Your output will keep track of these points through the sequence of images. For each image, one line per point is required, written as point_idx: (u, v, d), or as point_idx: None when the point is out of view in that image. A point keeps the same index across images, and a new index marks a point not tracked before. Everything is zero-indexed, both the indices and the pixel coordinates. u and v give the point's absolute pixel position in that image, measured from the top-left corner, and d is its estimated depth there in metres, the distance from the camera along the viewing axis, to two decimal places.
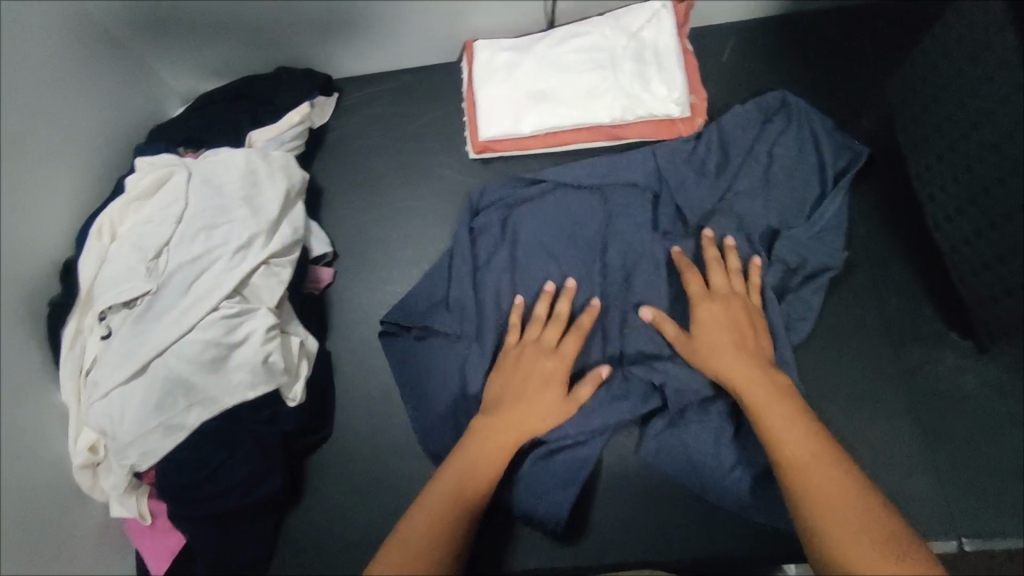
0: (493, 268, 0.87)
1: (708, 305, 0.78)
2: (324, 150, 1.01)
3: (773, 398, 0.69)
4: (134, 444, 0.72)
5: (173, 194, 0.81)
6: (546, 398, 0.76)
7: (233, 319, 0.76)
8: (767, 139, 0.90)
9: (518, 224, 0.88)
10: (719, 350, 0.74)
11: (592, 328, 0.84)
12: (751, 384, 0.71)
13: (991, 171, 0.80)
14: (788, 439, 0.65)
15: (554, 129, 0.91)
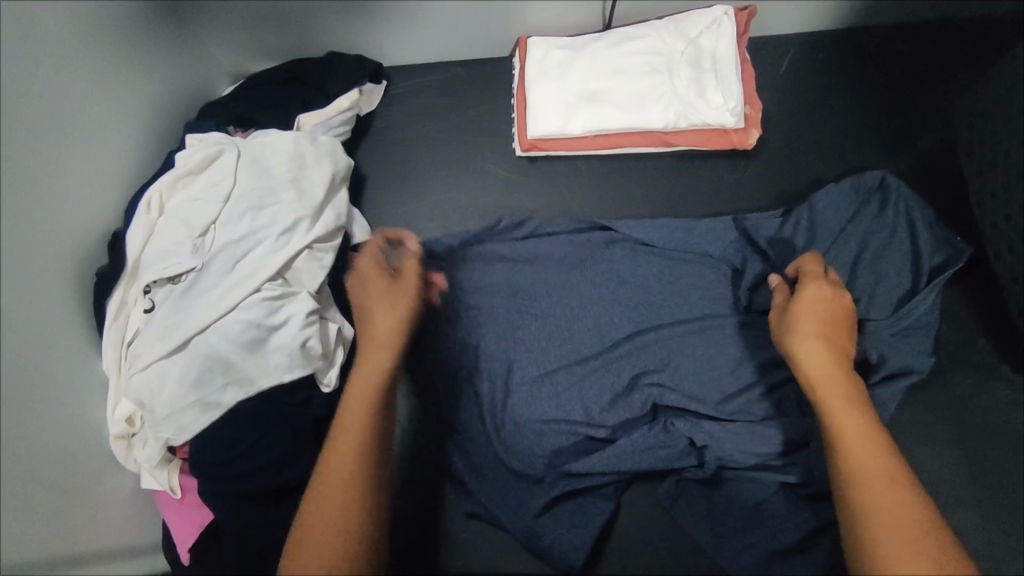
0: (548, 310, 0.87)
1: (815, 290, 0.70)
2: (369, 137, 1.01)
3: (853, 402, 0.62)
4: (170, 418, 0.73)
5: (222, 173, 0.81)
6: (395, 288, 0.74)
7: (275, 301, 0.76)
8: (846, 195, 0.86)
9: (579, 268, 0.88)
10: (813, 332, 0.67)
11: (645, 387, 0.82)
12: (834, 378, 0.64)
13: None
14: (864, 469, 0.58)
15: (603, 132, 0.90)
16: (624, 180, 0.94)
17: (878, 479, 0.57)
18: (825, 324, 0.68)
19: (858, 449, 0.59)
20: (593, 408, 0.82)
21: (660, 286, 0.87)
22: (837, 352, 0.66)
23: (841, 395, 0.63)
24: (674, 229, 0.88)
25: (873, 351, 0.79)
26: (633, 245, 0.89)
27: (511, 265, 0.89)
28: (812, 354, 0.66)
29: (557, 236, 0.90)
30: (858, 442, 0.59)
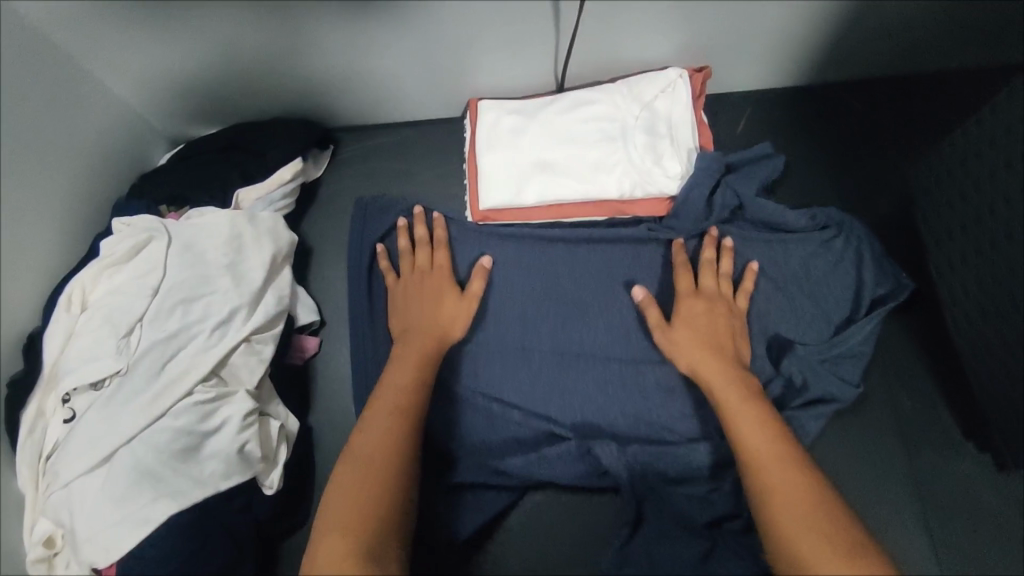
0: (503, 343, 0.86)
1: (692, 302, 0.79)
2: (315, 205, 0.96)
3: (728, 383, 0.71)
4: (92, 540, 0.67)
5: (150, 262, 0.76)
6: (455, 306, 0.82)
7: (207, 405, 0.71)
8: (811, 249, 0.85)
9: (540, 328, 0.87)
10: (697, 343, 0.75)
11: (577, 398, 0.84)
12: (718, 373, 0.72)
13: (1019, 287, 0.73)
14: (750, 439, 0.65)
15: (558, 202, 0.87)
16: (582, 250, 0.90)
17: (770, 456, 0.63)
18: (706, 339, 0.75)
19: (748, 428, 0.66)
20: (521, 431, 0.83)
21: (615, 325, 0.86)
22: (722, 359, 0.74)
23: (732, 393, 0.70)
24: (624, 265, 0.88)
25: (797, 375, 0.80)
26: (581, 278, 0.88)
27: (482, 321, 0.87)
28: (707, 367, 0.73)
29: (505, 263, 0.89)
30: (751, 425, 0.66)
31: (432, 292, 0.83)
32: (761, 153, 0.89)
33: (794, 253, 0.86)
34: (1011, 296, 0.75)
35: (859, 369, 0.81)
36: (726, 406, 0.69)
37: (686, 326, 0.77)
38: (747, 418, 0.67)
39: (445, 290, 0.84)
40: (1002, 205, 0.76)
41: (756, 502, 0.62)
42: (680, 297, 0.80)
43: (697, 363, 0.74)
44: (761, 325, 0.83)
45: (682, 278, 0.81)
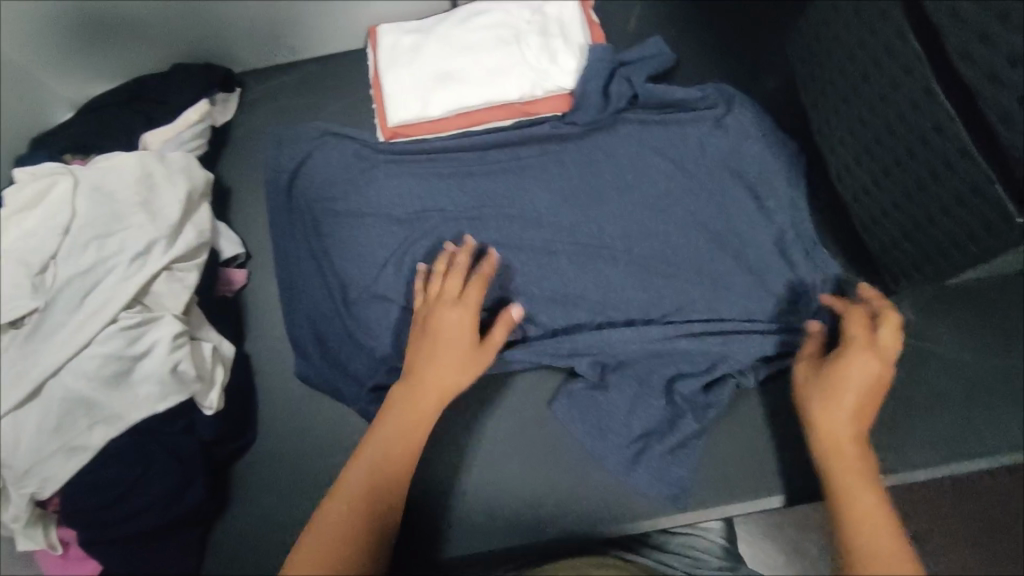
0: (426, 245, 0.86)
1: (865, 352, 0.65)
2: (228, 147, 0.97)
3: (868, 465, 0.59)
4: (32, 472, 0.67)
5: (59, 203, 0.75)
6: (476, 354, 0.71)
7: (135, 330, 0.72)
8: (708, 128, 0.90)
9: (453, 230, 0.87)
10: (847, 406, 0.62)
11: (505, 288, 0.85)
12: (860, 455, 0.59)
13: (880, 121, 0.78)
14: (867, 531, 0.53)
15: (463, 110, 0.90)
16: (493, 154, 0.90)
17: (875, 531, 0.53)
18: (857, 400, 0.62)
19: (869, 518, 0.54)
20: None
21: (531, 214, 0.88)
22: (858, 424, 0.62)
23: (862, 472, 0.58)
24: (534, 157, 0.90)
25: (718, 232, 0.86)
26: (494, 175, 0.89)
27: (401, 228, 0.88)
28: (832, 428, 0.61)
29: (419, 166, 0.90)
30: (861, 495, 0.56)
31: (455, 324, 0.72)
32: (652, 49, 0.94)
33: (691, 134, 0.90)
34: (881, 127, 0.78)
35: (763, 218, 0.87)
36: (834, 462, 0.59)
37: (834, 384, 0.64)
38: (858, 489, 0.56)
39: (466, 342, 0.71)
40: (857, 50, 0.80)
41: None
42: (850, 343, 0.66)
43: (837, 429, 0.61)
44: (667, 196, 0.88)
45: (856, 326, 0.68)
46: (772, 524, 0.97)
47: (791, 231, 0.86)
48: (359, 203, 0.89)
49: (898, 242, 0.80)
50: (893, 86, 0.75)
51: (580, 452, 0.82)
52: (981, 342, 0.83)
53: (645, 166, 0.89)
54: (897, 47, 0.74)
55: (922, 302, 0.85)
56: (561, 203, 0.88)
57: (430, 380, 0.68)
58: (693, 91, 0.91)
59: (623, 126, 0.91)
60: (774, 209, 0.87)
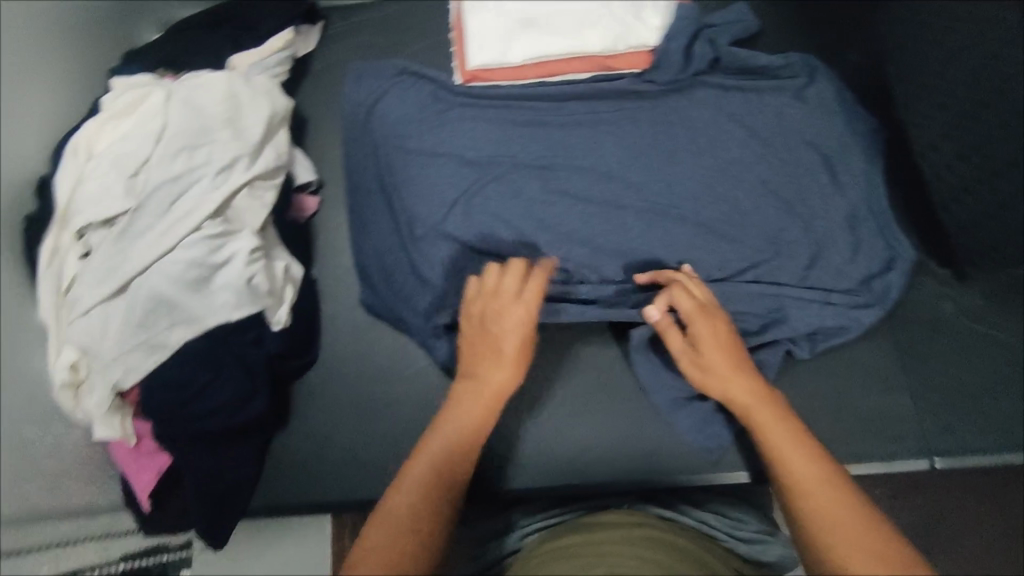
0: (497, 189, 0.86)
1: (706, 321, 0.73)
2: (307, 79, 0.99)
3: (775, 411, 0.67)
4: (116, 362, 0.71)
5: (151, 113, 0.79)
6: (526, 353, 0.73)
7: (216, 239, 0.75)
8: (789, 100, 0.89)
9: (516, 175, 0.87)
10: (729, 366, 0.71)
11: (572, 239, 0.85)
12: (761, 405, 0.68)
13: (972, 102, 0.86)
14: (800, 473, 0.61)
15: (542, 58, 0.91)
16: (568, 105, 0.90)
17: (806, 468, 0.61)
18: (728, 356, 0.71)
19: (794, 455, 0.62)
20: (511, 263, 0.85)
21: (604, 169, 0.87)
22: (753, 378, 0.70)
23: (770, 418, 0.66)
24: (608, 115, 0.89)
25: (792, 202, 0.85)
26: (567, 125, 0.89)
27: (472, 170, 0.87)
28: (738, 388, 0.70)
29: (493, 112, 0.90)
30: (778, 438, 0.64)
31: (512, 321, 0.73)
32: (738, 14, 0.93)
33: (771, 103, 0.89)
34: (973, 108, 0.86)
35: (837, 193, 0.85)
36: (753, 415, 0.67)
37: (709, 347, 0.72)
38: (780, 433, 0.64)
39: (517, 334, 0.73)
40: (944, 41, 0.89)
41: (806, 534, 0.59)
42: (690, 316, 0.74)
43: (736, 387, 0.69)
44: (741, 160, 0.86)
45: (687, 299, 0.75)
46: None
47: (865, 208, 0.85)
48: (430, 141, 0.89)
49: (979, 218, 0.84)
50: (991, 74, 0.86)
51: (628, 401, 0.84)
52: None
53: (724, 130, 0.88)
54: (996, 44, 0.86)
55: (992, 290, 0.84)
56: (633, 158, 0.87)
57: (490, 381, 0.71)
58: (779, 57, 0.90)
59: (702, 89, 0.89)
60: (852, 184, 0.86)
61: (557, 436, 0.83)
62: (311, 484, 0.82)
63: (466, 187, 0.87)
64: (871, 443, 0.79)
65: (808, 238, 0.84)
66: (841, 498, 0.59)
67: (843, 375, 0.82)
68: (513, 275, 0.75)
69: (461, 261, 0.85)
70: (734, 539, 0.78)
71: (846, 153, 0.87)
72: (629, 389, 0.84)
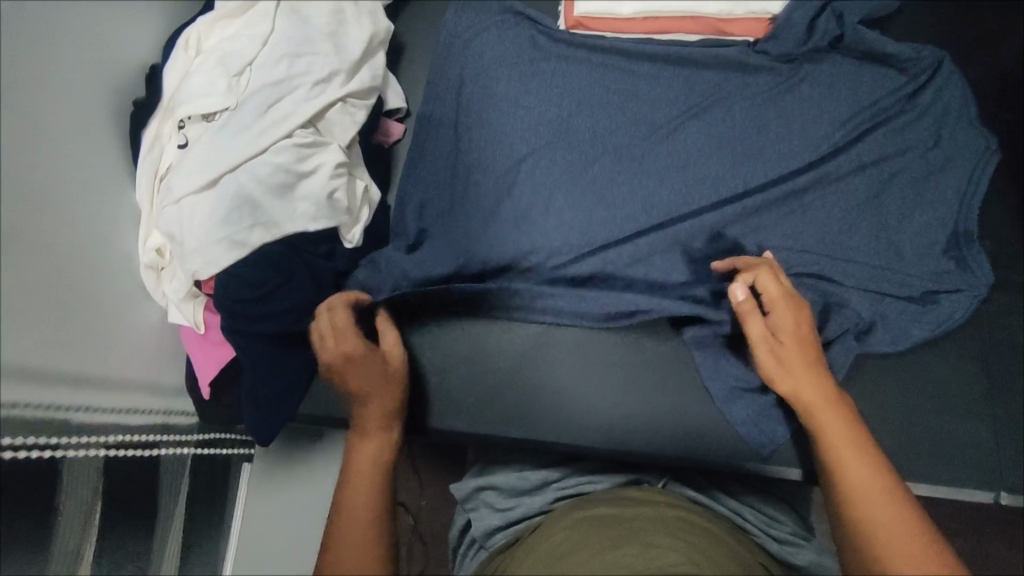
0: (580, 143, 0.84)
1: (784, 313, 0.69)
2: (411, 4, 0.98)
3: (842, 414, 0.64)
4: (196, 251, 0.73)
5: (261, 16, 0.80)
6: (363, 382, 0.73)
7: (305, 149, 0.77)
8: (911, 92, 0.82)
9: (607, 131, 0.84)
10: (799, 362, 0.67)
11: (651, 206, 0.81)
12: (827, 407, 0.64)
13: None
14: (857, 481, 0.58)
15: (654, 13, 0.87)
16: (671, 65, 0.86)
17: (866, 481, 0.58)
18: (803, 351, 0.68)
19: (852, 464, 0.60)
20: (584, 223, 0.82)
21: (697, 137, 0.83)
22: (825, 378, 0.66)
23: (835, 422, 0.63)
24: (711, 82, 0.85)
25: (896, 200, 0.79)
26: (665, 86, 0.85)
27: (560, 120, 0.85)
28: (808, 387, 0.66)
29: (592, 62, 0.87)
30: (842, 443, 0.61)
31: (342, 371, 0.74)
32: None
33: (887, 90, 0.82)
34: None
35: (947, 198, 0.79)
36: (817, 415, 0.64)
37: (788, 339, 0.69)
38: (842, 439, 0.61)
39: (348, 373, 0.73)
40: None
41: (853, 543, 0.57)
42: (772, 304, 0.70)
43: (803, 385, 0.66)
44: (849, 149, 0.81)
45: (775, 286, 0.71)
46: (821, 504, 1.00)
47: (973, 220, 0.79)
48: (521, 84, 0.87)
49: None
50: None
51: (688, 381, 0.80)
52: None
53: (836, 115, 0.81)
54: None
55: None
56: (731, 129, 0.82)
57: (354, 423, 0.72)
58: (911, 47, 0.81)
59: (820, 67, 0.83)
60: (966, 191, 0.79)
61: (604, 399, 0.80)
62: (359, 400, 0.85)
63: (550, 139, 0.85)
64: (935, 463, 0.74)
65: (904, 240, 0.78)
66: (898, 513, 0.56)
67: (923, 392, 0.76)
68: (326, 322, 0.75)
69: (534, 214, 0.83)
70: (766, 535, 0.75)
71: (964, 157, 0.80)
72: (687, 367, 0.80)
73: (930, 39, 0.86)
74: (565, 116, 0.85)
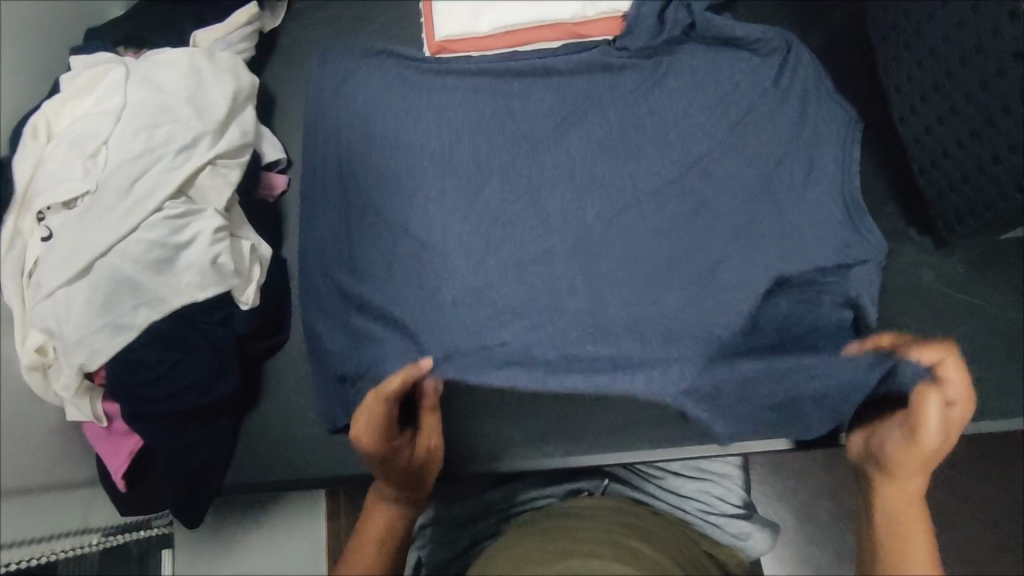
0: (461, 166, 0.85)
1: (916, 422, 0.68)
2: (276, 54, 0.98)
3: (924, 539, 0.63)
4: (82, 343, 0.70)
5: (111, 92, 0.77)
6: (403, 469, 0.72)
7: (178, 220, 0.75)
8: (768, 71, 0.85)
9: (485, 148, 0.85)
10: (908, 474, 0.67)
11: (541, 216, 0.82)
12: (910, 530, 0.64)
13: (955, 49, 0.71)
14: None
15: (511, 27, 0.88)
16: (537, 74, 0.88)
17: None
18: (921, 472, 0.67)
19: None
20: (478, 249, 0.80)
21: (573, 139, 0.85)
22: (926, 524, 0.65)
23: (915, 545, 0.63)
24: (578, 87, 0.87)
25: None
26: (536, 96, 0.87)
27: (440, 146, 0.85)
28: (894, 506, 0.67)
29: (462, 83, 0.88)
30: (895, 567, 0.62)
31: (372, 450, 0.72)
32: None
33: (743, 68, 0.86)
34: (952, 59, 0.72)
35: (812, 160, 0.83)
36: (898, 532, 0.64)
37: (904, 450, 0.68)
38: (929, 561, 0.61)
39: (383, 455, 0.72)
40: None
41: None
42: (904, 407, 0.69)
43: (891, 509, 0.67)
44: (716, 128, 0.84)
45: (932, 405, 0.67)
46: (777, 463, 1.04)
47: (848, 181, 0.83)
48: (395, 117, 0.87)
49: (955, 184, 0.75)
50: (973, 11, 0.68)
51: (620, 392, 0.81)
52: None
53: (698, 98, 0.85)
54: None
55: (977, 259, 0.80)
56: (603, 128, 0.85)
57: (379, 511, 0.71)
58: (758, 29, 0.85)
59: (675, 57, 0.87)
60: (831, 151, 0.83)
61: (526, 417, 0.82)
62: (280, 465, 0.83)
63: (432, 166, 0.85)
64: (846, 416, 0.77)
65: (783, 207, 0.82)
66: None
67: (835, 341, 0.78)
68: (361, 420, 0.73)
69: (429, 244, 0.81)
70: (704, 522, 0.78)
71: (823, 120, 0.84)
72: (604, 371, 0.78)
73: (771, 14, 0.91)
74: (443, 141, 0.86)
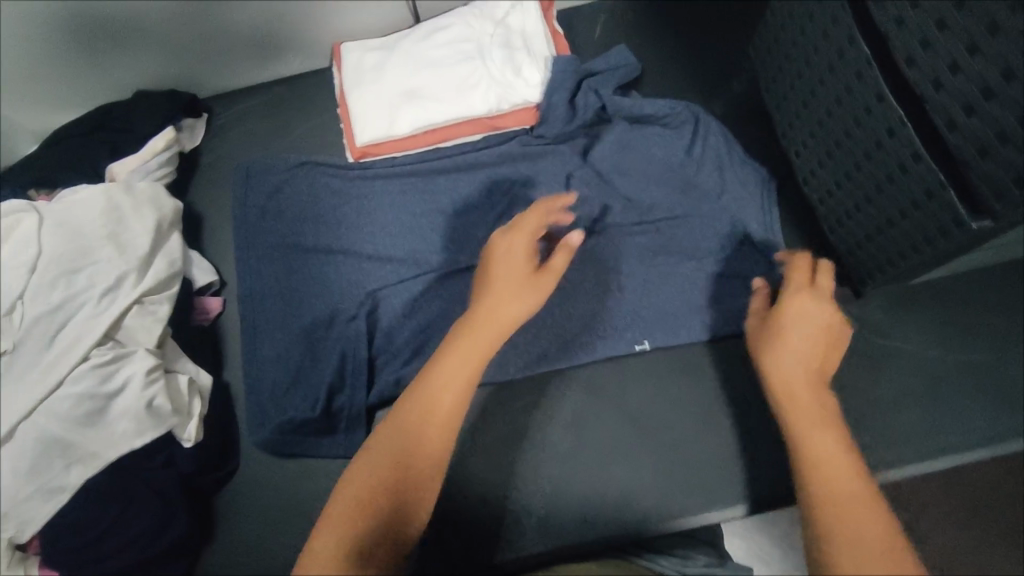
0: (399, 269, 0.85)
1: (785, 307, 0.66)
2: (198, 173, 0.98)
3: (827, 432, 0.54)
4: (10, 515, 0.66)
5: (21, 240, 0.73)
6: (516, 310, 0.60)
7: (107, 366, 0.72)
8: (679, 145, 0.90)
9: (421, 247, 0.87)
10: (784, 343, 0.61)
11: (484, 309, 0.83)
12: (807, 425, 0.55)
13: (838, 124, 0.77)
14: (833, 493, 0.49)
15: (431, 126, 0.89)
16: (462, 171, 0.90)
17: (843, 500, 0.49)
18: (803, 356, 0.60)
19: (833, 484, 0.50)
20: (422, 349, 0.81)
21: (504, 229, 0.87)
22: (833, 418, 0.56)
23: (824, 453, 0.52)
24: (503, 178, 0.89)
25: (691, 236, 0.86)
26: (464, 190, 0.89)
27: (378, 251, 0.87)
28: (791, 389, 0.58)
29: (393, 185, 0.90)
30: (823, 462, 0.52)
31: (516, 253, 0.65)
32: (619, 58, 0.94)
33: (655, 143, 0.90)
34: (837, 133, 0.78)
35: (733, 223, 0.87)
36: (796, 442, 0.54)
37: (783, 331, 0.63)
38: (787, 357, 0.60)
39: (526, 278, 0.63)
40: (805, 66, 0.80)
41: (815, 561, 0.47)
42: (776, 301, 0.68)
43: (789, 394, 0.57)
44: (639, 203, 0.88)
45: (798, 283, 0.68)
46: None
47: (772, 238, 0.87)
48: (328, 227, 0.88)
49: (861, 241, 0.80)
50: (847, 91, 0.74)
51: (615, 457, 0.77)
52: (962, 335, 0.81)
53: (617, 177, 0.89)
54: (818, 61, 0.78)
55: (893, 303, 0.83)
56: None
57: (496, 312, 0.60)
58: (663, 107, 0.90)
59: (592, 139, 0.91)
60: (749, 213, 0.87)
61: None
62: None
63: (371, 270, 0.85)
64: None
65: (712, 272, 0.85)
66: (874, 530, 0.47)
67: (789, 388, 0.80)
68: (509, 237, 0.67)
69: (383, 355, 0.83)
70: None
71: (738, 185, 0.88)
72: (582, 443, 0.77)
73: (671, 88, 0.97)
74: (381, 245, 0.87)
